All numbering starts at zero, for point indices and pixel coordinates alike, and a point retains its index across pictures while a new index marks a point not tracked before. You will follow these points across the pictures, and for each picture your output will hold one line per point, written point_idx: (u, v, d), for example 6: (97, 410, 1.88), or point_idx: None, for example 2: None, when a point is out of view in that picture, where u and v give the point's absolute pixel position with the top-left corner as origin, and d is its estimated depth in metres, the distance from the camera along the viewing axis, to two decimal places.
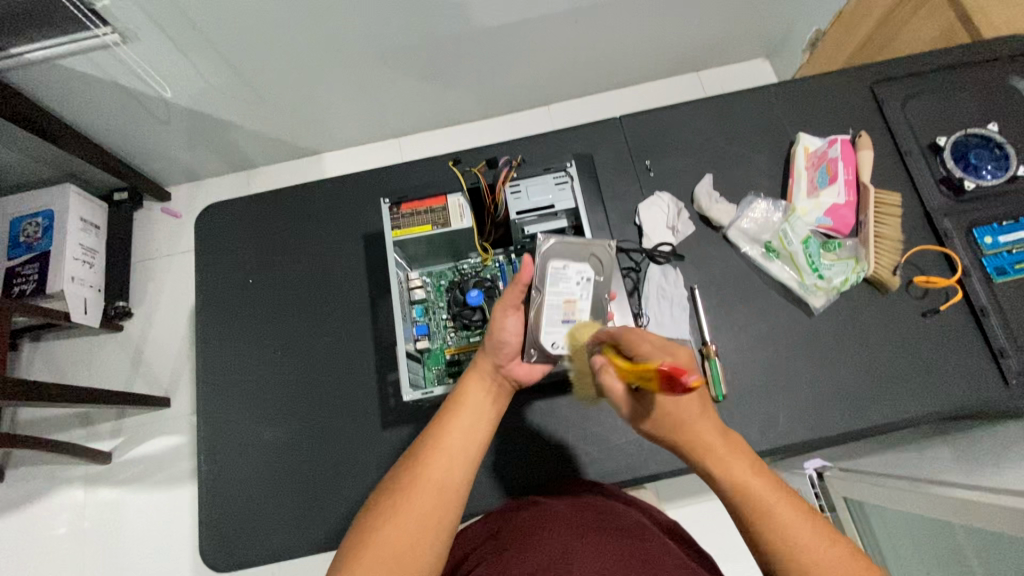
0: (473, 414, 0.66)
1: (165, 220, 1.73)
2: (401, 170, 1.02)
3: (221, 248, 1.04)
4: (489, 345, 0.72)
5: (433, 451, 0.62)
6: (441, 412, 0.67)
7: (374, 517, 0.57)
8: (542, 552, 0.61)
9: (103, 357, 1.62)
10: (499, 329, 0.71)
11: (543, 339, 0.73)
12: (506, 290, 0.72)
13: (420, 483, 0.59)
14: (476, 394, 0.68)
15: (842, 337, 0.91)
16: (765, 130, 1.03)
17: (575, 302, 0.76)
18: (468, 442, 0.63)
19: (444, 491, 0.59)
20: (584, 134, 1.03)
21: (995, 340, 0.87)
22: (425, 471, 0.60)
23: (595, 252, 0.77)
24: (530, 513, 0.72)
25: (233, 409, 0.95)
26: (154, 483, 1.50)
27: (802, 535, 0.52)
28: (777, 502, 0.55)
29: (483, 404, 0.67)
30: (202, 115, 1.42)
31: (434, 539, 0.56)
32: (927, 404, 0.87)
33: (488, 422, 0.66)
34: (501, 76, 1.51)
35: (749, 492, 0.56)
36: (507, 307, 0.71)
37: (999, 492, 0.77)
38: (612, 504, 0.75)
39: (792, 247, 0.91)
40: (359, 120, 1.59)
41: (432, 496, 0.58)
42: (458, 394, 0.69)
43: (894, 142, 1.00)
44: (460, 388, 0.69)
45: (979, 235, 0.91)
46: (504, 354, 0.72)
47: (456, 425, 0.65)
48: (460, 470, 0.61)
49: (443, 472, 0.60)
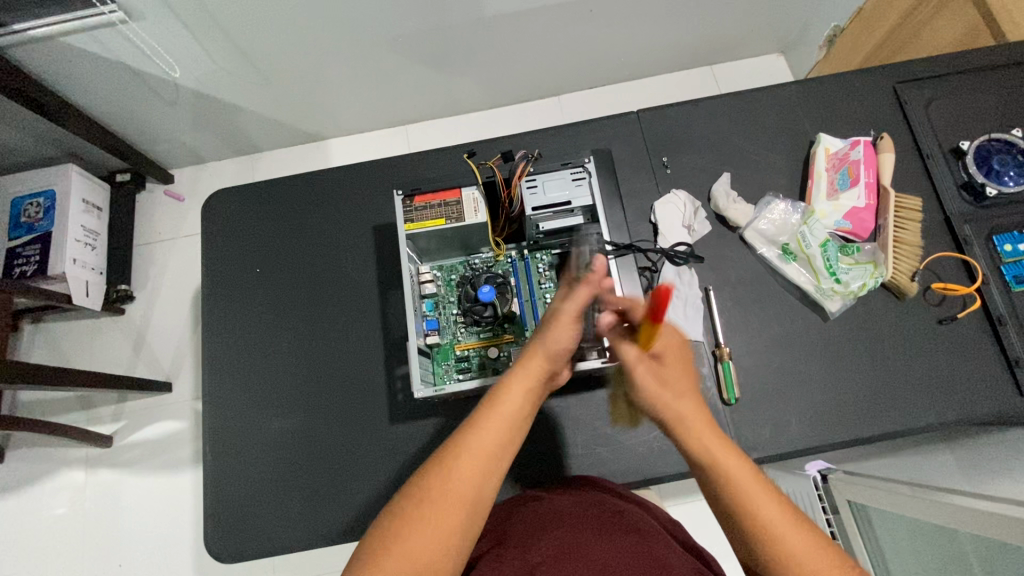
0: (508, 418, 0.62)
1: (168, 203, 1.71)
2: (413, 161, 1.01)
3: (228, 235, 1.02)
4: (548, 349, 0.66)
5: (461, 459, 0.59)
6: (475, 412, 0.64)
7: (391, 525, 0.55)
8: (545, 548, 0.61)
9: (104, 340, 1.60)
10: (564, 333, 0.66)
11: None
12: (577, 290, 0.65)
13: (448, 493, 0.57)
14: (516, 395, 0.64)
15: (857, 343, 0.90)
16: (785, 129, 1.01)
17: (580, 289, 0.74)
18: (501, 447, 0.61)
19: (472, 501, 0.57)
20: (600, 128, 1.01)
21: (1012, 350, 0.86)
22: (452, 478, 0.58)
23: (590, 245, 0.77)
24: (535, 508, 0.71)
25: (240, 399, 0.94)
26: (154, 467, 1.50)
27: (774, 528, 0.53)
28: (751, 487, 0.55)
29: (522, 406, 0.64)
30: (207, 97, 1.39)
31: (454, 550, 0.56)
32: (941, 412, 0.86)
33: (524, 425, 0.64)
34: (513, 65, 1.48)
35: (729, 474, 0.56)
36: (574, 309, 0.66)
37: (1010, 502, 0.77)
38: (613, 497, 0.74)
39: (810, 249, 0.89)
40: (367, 106, 1.56)
41: (456, 510, 0.56)
42: (498, 389, 0.64)
43: (916, 144, 0.99)
44: (502, 383, 0.65)
45: (999, 242, 0.89)
46: (560, 359, 0.68)
47: (490, 427, 0.61)
48: (486, 479, 0.59)
49: (470, 484, 0.58)
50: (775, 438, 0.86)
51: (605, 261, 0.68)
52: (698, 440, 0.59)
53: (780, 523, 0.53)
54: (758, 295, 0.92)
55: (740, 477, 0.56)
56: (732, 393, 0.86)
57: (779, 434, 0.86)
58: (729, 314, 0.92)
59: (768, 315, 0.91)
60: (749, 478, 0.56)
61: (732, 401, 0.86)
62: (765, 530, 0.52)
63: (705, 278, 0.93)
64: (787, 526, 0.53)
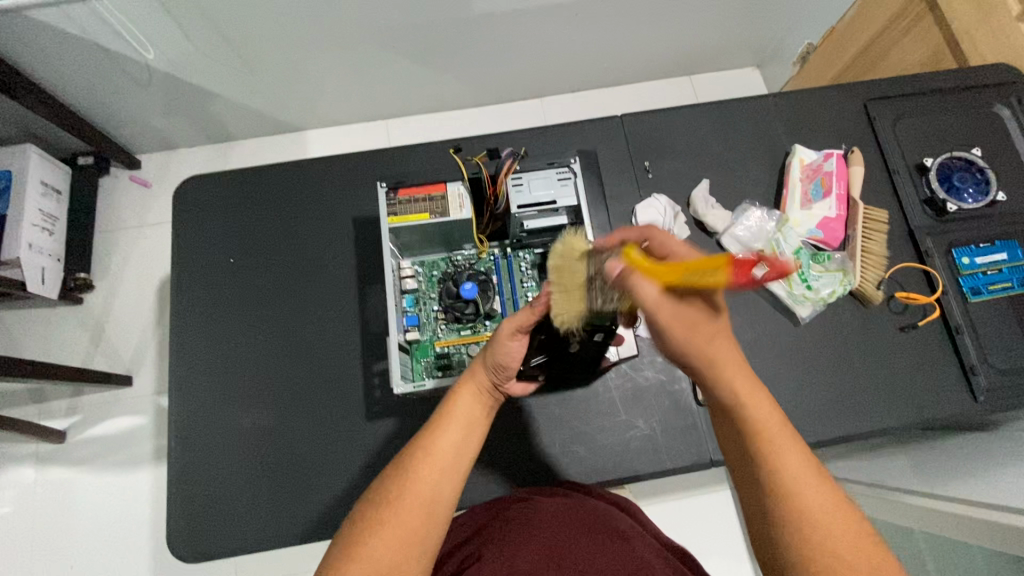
0: (463, 428, 0.62)
1: (134, 189, 1.64)
2: (397, 154, 1.00)
3: (201, 223, 0.99)
4: (489, 364, 0.66)
5: (420, 463, 0.58)
6: (430, 421, 0.63)
7: (356, 537, 0.54)
8: (532, 550, 0.61)
9: (60, 331, 1.53)
10: (503, 352, 0.65)
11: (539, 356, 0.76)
12: (518, 313, 0.64)
13: (408, 502, 0.56)
14: (468, 407, 0.64)
15: (826, 348, 0.93)
16: (763, 139, 1.04)
17: None
18: (459, 457, 0.60)
19: (431, 510, 0.56)
20: (583, 131, 1.02)
21: (967, 357, 0.91)
22: (412, 489, 0.56)
23: None
24: (517, 507, 0.71)
25: (209, 393, 0.91)
26: (109, 464, 1.43)
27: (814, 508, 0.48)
28: (783, 439, 0.51)
29: (475, 416, 0.64)
30: (181, 80, 1.34)
31: (420, 554, 0.55)
32: (901, 414, 0.90)
33: (477, 436, 0.63)
34: (498, 65, 1.48)
35: (768, 434, 0.51)
36: (514, 331, 0.64)
37: (962, 500, 0.81)
38: (596, 499, 0.75)
39: (784, 256, 0.92)
40: (348, 99, 1.54)
41: (418, 514, 0.55)
42: (448, 401, 0.64)
43: (884, 160, 1.03)
44: (451, 397, 0.65)
45: (957, 255, 0.94)
46: (504, 375, 0.67)
47: (445, 438, 0.60)
48: (447, 484, 0.58)
49: (432, 492, 0.57)
50: None
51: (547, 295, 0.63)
52: (734, 384, 0.52)
53: (818, 496, 0.49)
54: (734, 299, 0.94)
55: (762, 415, 0.51)
56: None
57: None
58: None
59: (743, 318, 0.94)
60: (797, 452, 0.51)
61: (707, 401, 0.89)
62: (807, 515, 0.48)
63: None
64: (825, 504, 0.49)
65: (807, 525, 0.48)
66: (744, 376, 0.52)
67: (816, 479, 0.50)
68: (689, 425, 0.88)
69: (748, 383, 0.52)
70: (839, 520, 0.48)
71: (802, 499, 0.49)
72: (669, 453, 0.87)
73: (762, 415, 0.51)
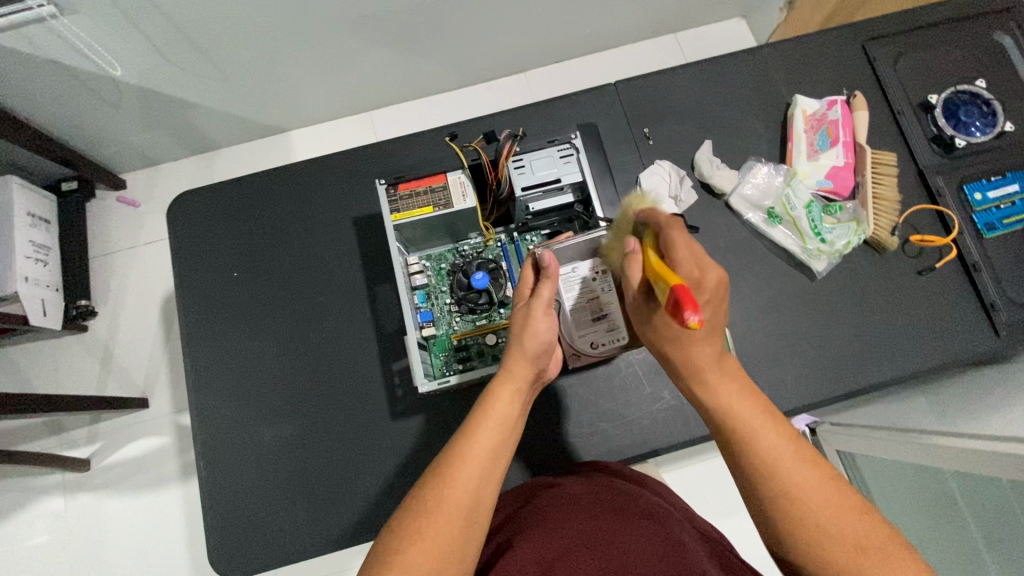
0: (500, 428, 0.62)
1: (123, 210, 1.61)
2: (389, 148, 0.97)
3: (199, 239, 0.97)
4: (526, 352, 0.67)
5: (459, 468, 0.58)
6: (467, 420, 0.63)
7: (398, 538, 0.54)
8: (549, 545, 0.60)
9: (68, 360, 1.52)
10: (533, 331, 0.68)
11: (582, 342, 0.82)
12: (543, 289, 0.69)
13: (449, 502, 0.56)
14: (506, 407, 0.64)
15: (844, 300, 0.92)
16: (762, 93, 1.01)
17: (598, 297, 0.81)
18: (496, 457, 0.61)
19: (472, 510, 0.56)
20: (577, 104, 0.99)
21: (986, 295, 0.90)
22: (453, 488, 0.56)
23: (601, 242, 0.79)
24: (549, 494, 0.71)
25: (231, 408, 0.90)
26: (136, 486, 1.44)
27: (817, 496, 0.53)
28: (766, 432, 0.56)
29: (511, 418, 0.64)
30: (155, 93, 1.30)
31: (461, 561, 0.54)
32: (924, 357, 0.89)
33: (511, 436, 0.63)
34: (479, 43, 1.44)
35: (746, 422, 0.57)
36: (544, 310, 0.69)
37: (991, 437, 0.81)
38: (621, 484, 0.73)
39: (795, 212, 0.90)
40: (329, 94, 1.49)
41: (460, 520, 0.55)
42: (484, 404, 0.64)
43: (887, 102, 1.00)
44: (487, 395, 0.65)
45: (969, 191, 0.93)
46: (540, 359, 0.69)
47: (483, 439, 0.61)
48: (488, 487, 0.58)
49: (472, 491, 0.57)
50: (773, 397, 0.88)
51: (554, 259, 0.71)
52: (722, 392, 0.58)
53: (816, 484, 0.54)
54: (748, 260, 0.93)
55: (744, 411, 0.57)
56: None
57: (777, 393, 0.88)
58: None
59: (758, 278, 0.92)
60: (774, 437, 0.56)
61: None
62: (807, 508, 0.53)
63: (695, 247, 0.94)
64: (822, 493, 0.53)
65: (813, 517, 0.52)
66: (731, 385, 0.59)
67: (806, 463, 0.55)
68: None
69: (734, 390, 0.59)
70: (844, 511, 0.52)
71: (784, 480, 0.54)
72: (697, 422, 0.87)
73: (730, 409, 0.58)
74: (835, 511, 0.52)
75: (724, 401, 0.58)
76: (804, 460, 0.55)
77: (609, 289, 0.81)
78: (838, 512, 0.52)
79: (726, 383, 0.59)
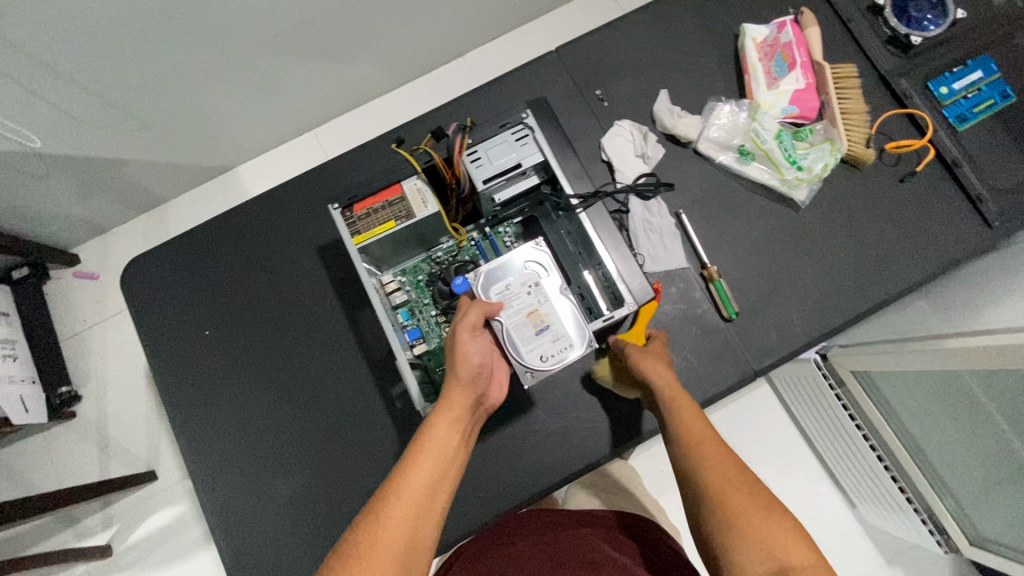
0: (438, 464, 0.61)
1: (83, 285, 1.54)
2: (338, 166, 0.92)
3: (162, 302, 0.91)
4: (463, 380, 0.67)
5: (395, 506, 0.56)
6: (404, 457, 0.61)
7: None
8: None
9: (64, 449, 1.46)
10: (465, 355, 0.68)
11: (528, 360, 0.70)
12: (470, 312, 0.68)
13: (383, 543, 0.53)
14: (443, 441, 0.62)
15: (832, 224, 0.89)
16: (709, 28, 0.96)
17: (539, 309, 0.72)
18: (434, 493, 0.59)
19: (409, 551, 0.54)
20: (522, 80, 0.94)
21: (972, 188, 0.88)
22: (387, 528, 0.54)
23: (530, 256, 0.73)
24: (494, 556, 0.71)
25: (235, 471, 0.86)
26: (165, 559, 1.40)
27: (750, 513, 0.55)
28: (716, 444, 0.62)
29: (450, 452, 0.62)
30: (83, 157, 1.22)
31: None
32: (922, 264, 0.88)
33: (451, 472, 0.62)
34: (409, 36, 1.37)
35: (701, 435, 0.63)
36: (473, 332, 0.68)
37: (1007, 330, 0.80)
38: (598, 541, 0.72)
39: (767, 145, 0.87)
40: (266, 120, 1.42)
41: (395, 561, 0.52)
42: (424, 436, 0.63)
43: (835, 12, 0.97)
44: (424, 429, 0.63)
45: (935, 87, 0.91)
46: (479, 384, 0.69)
47: (420, 475, 0.59)
48: (426, 526, 0.56)
49: (408, 530, 0.55)
50: (781, 338, 0.86)
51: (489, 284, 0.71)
52: (685, 414, 0.66)
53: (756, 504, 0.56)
54: (728, 204, 0.90)
55: (697, 426, 0.64)
56: (731, 309, 0.85)
57: (784, 332, 0.86)
58: (706, 232, 0.90)
59: (743, 220, 0.90)
60: (722, 451, 0.61)
61: (733, 316, 0.86)
62: (738, 515, 0.55)
63: (673, 203, 0.90)
64: (763, 513, 0.55)
65: (744, 525, 0.54)
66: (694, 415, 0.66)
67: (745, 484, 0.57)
68: (721, 345, 0.86)
69: (696, 417, 0.66)
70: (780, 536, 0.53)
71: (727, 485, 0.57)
72: (710, 380, 0.85)
73: (685, 422, 0.65)
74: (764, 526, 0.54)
75: (680, 417, 0.66)
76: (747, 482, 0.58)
77: (546, 297, 0.72)
78: (767, 532, 0.53)
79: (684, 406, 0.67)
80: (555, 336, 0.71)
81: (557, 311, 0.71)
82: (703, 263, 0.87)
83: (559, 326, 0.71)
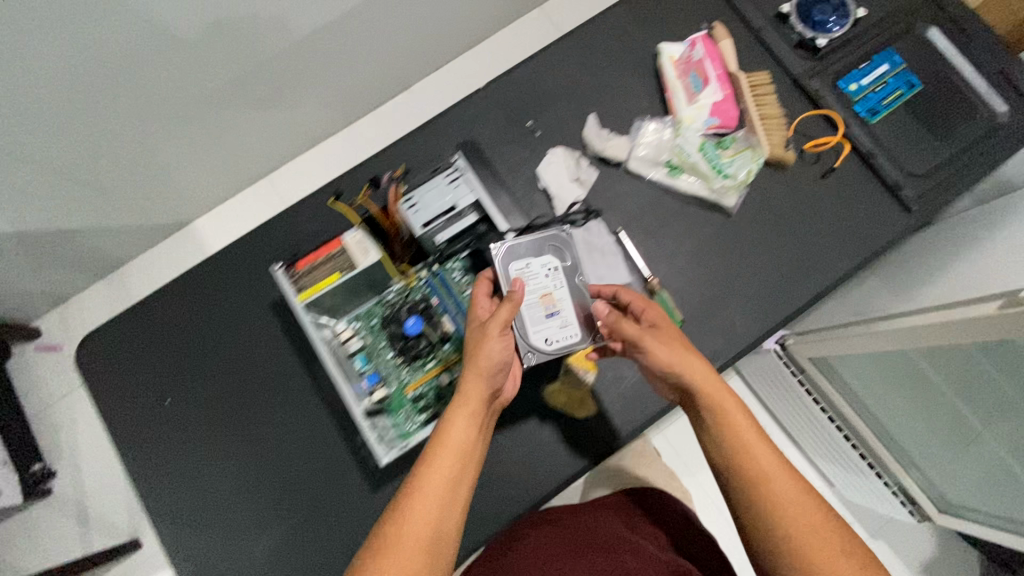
0: (457, 458, 0.62)
1: (45, 359, 1.51)
2: (282, 221, 0.93)
3: (120, 376, 0.91)
4: (482, 374, 0.67)
5: (417, 503, 0.59)
6: (424, 453, 0.63)
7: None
8: None
9: (41, 528, 1.43)
10: (485, 352, 0.67)
11: (536, 337, 0.77)
12: (501, 309, 0.68)
13: (407, 538, 0.57)
14: (461, 437, 0.64)
15: (763, 225, 0.94)
16: (628, 50, 1.00)
17: (552, 293, 0.79)
18: (454, 488, 0.61)
19: (432, 546, 0.57)
20: (454, 117, 0.97)
21: (888, 176, 0.93)
22: (410, 526, 0.57)
23: (553, 241, 0.80)
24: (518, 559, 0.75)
25: (208, 536, 0.86)
26: None
27: (803, 512, 0.59)
28: (759, 442, 0.63)
29: (469, 447, 0.64)
30: (29, 233, 1.22)
31: None
32: (850, 254, 0.92)
33: (471, 467, 0.63)
34: (350, 78, 1.39)
35: (745, 429, 0.64)
36: (498, 328, 0.68)
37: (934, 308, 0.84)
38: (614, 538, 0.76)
39: (692, 158, 0.92)
40: (215, 174, 1.43)
41: (418, 557, 0.56)
42: (442, 429, 0.64)
43: (746, 23, 1.01)
44: (443, 422, 0.65)
45: (845, 85, 0.96)
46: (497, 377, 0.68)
47: (441, 470, 0.61)
48: (448, 520, 0.59)
49: (429, 527, 0.58)
50: (728, 340, 0.89)
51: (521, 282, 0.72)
52: (721, 402, 0.66)
53: (807, 504, 0.60)
54: (663, 217, 0.94)
55: (736, 416, 0.65)
56: (676, 319, 0.88)
57: (730, 334, 0.90)
58: (646, 246, 0.93)
59: (679, 231, 0.93)
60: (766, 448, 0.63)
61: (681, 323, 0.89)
62: (794, 516, 0.59)
63: (612, 221, 0.94)
64: (816, 514, 0.59)
65: (802, 529, 0.58)
66: (734, 402, 0.66)
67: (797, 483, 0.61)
68: None
69: (736, 405, 0.66)
70: (832, 538, 0.58)
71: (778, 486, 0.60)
72: None
73: (727, 411, 0.66)
74: (819, 528, 0.58)
75: (717, 405, 0.66)
76: (796, 481, 0.61)
77: (562, 283, 0.79)
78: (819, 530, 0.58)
79: (723, 396, 0.66)
80: (563, 321, 0.78)
81: (569, 300, 0.79)
82: (645, 277, 0.90)
83: (568, 313, 0.79)
